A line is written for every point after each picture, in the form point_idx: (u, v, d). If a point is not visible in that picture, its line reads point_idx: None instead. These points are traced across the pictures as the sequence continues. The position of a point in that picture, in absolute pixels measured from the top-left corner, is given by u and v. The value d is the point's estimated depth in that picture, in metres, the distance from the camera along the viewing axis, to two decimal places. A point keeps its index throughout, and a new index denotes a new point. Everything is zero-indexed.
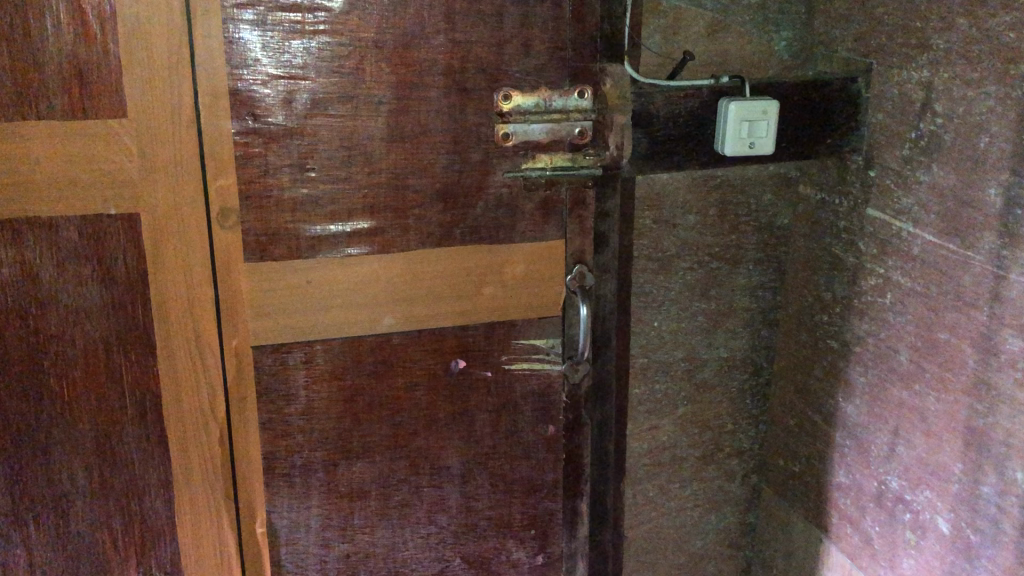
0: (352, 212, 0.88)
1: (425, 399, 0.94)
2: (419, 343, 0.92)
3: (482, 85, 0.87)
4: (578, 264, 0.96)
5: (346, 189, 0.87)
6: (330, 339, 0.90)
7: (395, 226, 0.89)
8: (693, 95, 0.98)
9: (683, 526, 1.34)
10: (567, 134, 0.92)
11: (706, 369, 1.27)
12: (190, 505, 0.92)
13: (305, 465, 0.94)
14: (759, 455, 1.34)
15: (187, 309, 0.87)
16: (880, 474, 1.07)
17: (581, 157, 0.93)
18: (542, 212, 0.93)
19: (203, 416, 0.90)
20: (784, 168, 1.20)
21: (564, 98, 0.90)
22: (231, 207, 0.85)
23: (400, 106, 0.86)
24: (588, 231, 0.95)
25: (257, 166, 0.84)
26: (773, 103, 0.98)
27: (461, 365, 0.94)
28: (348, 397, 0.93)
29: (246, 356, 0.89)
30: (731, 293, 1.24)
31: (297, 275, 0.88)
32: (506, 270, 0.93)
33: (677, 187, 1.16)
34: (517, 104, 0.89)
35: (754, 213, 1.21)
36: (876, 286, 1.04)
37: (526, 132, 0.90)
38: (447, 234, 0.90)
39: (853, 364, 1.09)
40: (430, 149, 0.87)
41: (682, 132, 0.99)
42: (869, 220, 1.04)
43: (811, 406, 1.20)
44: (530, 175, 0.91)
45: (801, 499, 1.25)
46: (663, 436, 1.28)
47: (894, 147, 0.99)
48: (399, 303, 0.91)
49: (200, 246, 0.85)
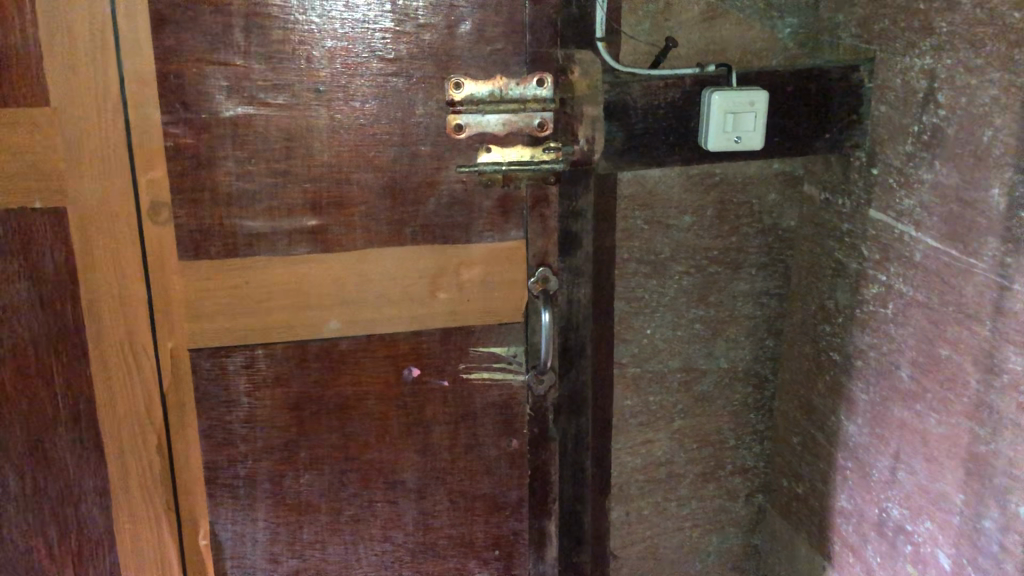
0: (293, 210, 0.82)
1: (377, 409, 0.89)
2: (369, 350, 0.87)
3: (433, 73, 0.81)
4: (542, 267, 0.90)
5: (287, 184, 0.82)
6: (272, 343, 0.85)
7: (340, 223, 0.83)
8: (674, 85, 0.90)
9: (681, 547, 1.26)
10: (525, 127, 0.85)
11: (704, 381, 1.19)
12: (130, 513, 0.88)
13: (249, 475, 0.89)
14: (765, 473, 1.25)
15: (120, 309, 0.82)
16: (881, 501, 0.98)
17: (541, 152, 0.86)
18: (501, 210, 0.87)
19: (140, 422, 0.86)
20: (789, 165, 1.11)
21: (522, 86, 0.84)
22: (163, 202, 0.80)
23: (343, 95, 0.80)
24: (553, 231, 0.89)
25: (190, 158, 0.79)
26: (761, 94, 0.90)
27: (414, 373, 0.89)
28: (293, 404, 0.87)
29: (183, 359, 0.85)
30: (732, 300, 1.16)
31: (234, 274, 0.83)
32: (463, 273, 0.87)
33: (670, 185, 1.08)
34: (468, 94, 0.82)
35: (757, 214, 1.13)
36: (877, 295, 0.95)
37: (480, 123, 0.84)
38: (397, 232, 0.84)
39: (855, 380, 1.00)
40: (376, 141, 0.82)
41: (662, 126, 0.91)
42: (872, 222, 0.95)
43: (814, 423, 1.11)
44: (485, 170, 0.84)
45: (805, 522, 1.16)
46: (658, 450, 1.20)
47: (896, 142, 0.90)
48: (344, 306, 0.86)
49: (133, 243, 0.81)
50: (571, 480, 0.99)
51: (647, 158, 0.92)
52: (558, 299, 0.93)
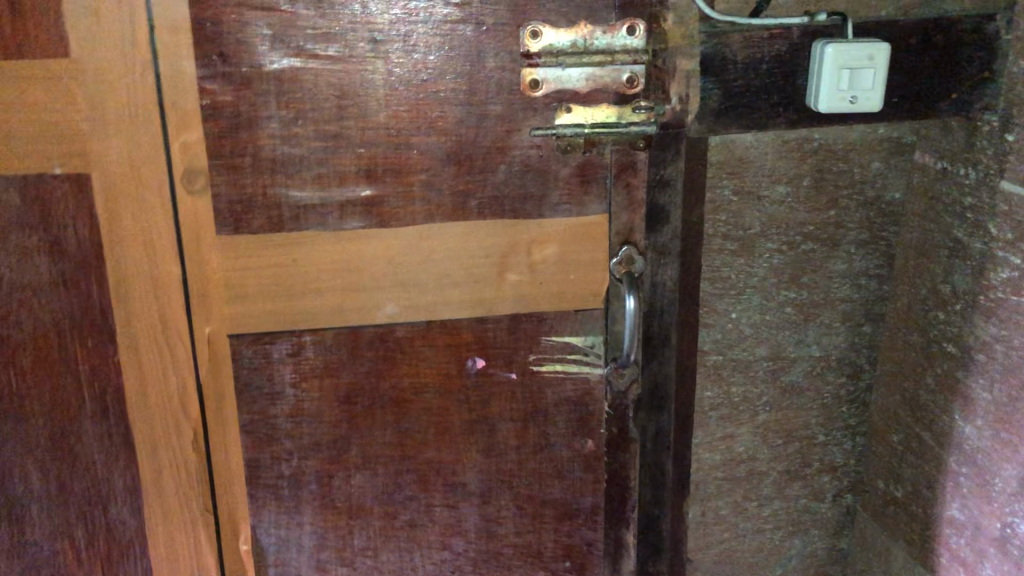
0: (345, 178, 0.76)
1: (437, 403, 0.84)
2: (428, 339, 0.82)
3: (504, 15, 0.74)
4: (627, 245, 0.83)
5: (338, 152, 0.75)
6: (324, 328, 0.80)
7: (397, 193, 0.77)
8: (780, 36, 0.78)
9: (761, 550, 1.15)
10: (613, 83, 0.78)
11: (793, 371, 1.07)
12: (162, 507, 0.83)
13: (296, 474, 0.84)
14: (855, 470, 1.13)
15: (152, 288, 0.77)
16: (1005, 513, 0.86)
17: (630, 111, 0.79)
18: (580, 179, 0.80)
19: (172, 409, 0.80)
20: (895, 131, 0.99)
21: (609, 35, 0.77)
22: (198, 167, 0.74)
23: (415, 50, 0.73)
24: (640, 203, 0.82)
25: (227, 119, 0.73)
26: (883, 47, 0.78)
27: (479, 365, 0.83)
28: (346, 396, 0.82)
29: (220, 343, 0.79)
30: (827, 281, 1.04)
31: (284, 248, 0.77)
32: (535, 253, 0.81)
33: (763, 151, 0.97)
34: (546, 44, 0.75)
35: (858, 184, 1.00)
36: (1009, 280, 0.83)
37: (560, 78, 0.77)
38: (461, 203, 0.78)
39: (974, 374, 0.88)
40: (440, 97, 0.75)
41: (768, 83, 0.79)
42: (1003, 196, 0.83)
43: (921, 422, 0.98)
44: (564, 133, 0.78)
45: (904, 529, 1.04)
46: (739, 447, 1.09)
47: None
48: (399, 289, 0.80)
49: (166, 220, 0.75)
50: (652, 484, 0.91)
51: (747, 120, 0.80)
52: (642, 281, 0.85)
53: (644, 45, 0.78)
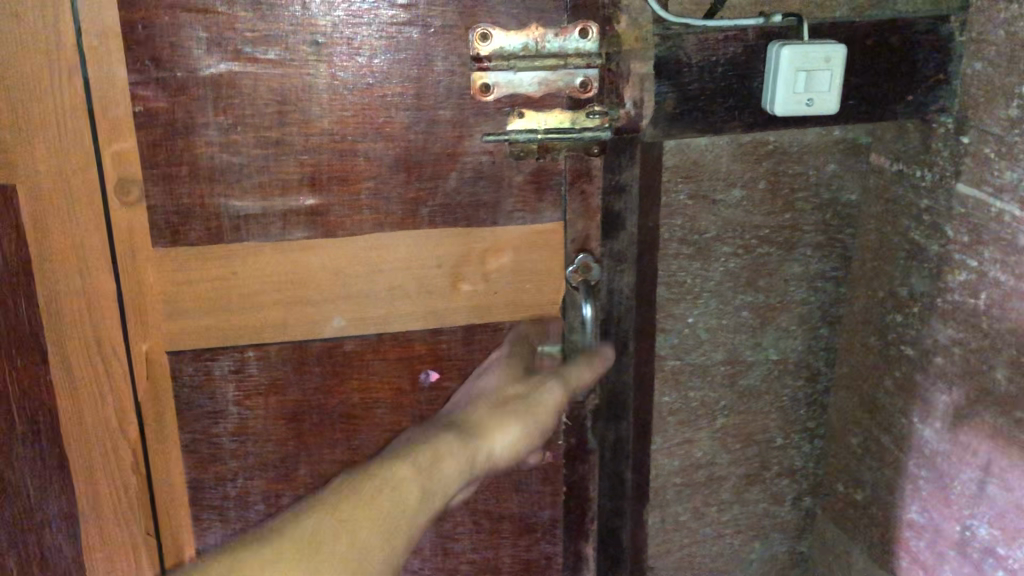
0: (291, 189, 0.75)
1: (388, 418, 0.85)
2: (379, 352, 0.82)
3: (453, 20, 0.73)
4: (584, 253, 0.83)
5: (283, 160, 0.74)
6: (266, 345, 0.80)
7: (344, 203, 0.77)
8: (736, 38, 0.77)
9: (721, 555, 1.14)
10: (567, 87, 0.76)
11: (751, 374, 1.06)
12: (97, 529, 0.83)
13: (240, 495, 0.85)
14: (814, 474, 1.13)
15: (86, 304, 0.76)
16: (964, 517, 0.86)
17: (584, 117, 0.78)
18: (534, 185, 0.80)
19: (110, 426, 0.80)
20: (851, 132, 0.98)
21: (561, 38, 0.75)
22: (133, 178, 0.73)
23: (364, 52, 0.72)
24: (596, 211, 0.83)
25: (162, 126, 0.71)
26: (840, 48, 0.76)
27: (432, 378, 0.84)
28: (293, 415, 0.83)
29: (158, 359, 0.79)
30: (784, 284, 1.03)
31: (225, 265, 0.77)
32: (489, 262, 0.81)
33: (718, 154, 0.95)
34: (497, 47, 0.74)
35: (814, 187, 0.99)
36: (965, 283, 0.82)
37: (511, 82, 0.76)
38: (412, 213, 0.78)
39: (931, 377, 0.88)
40: (386, 100, 0.74)
41: (721, 86, 0.78)
42: (959, 198, 0.82)
43: (879, 424, 0.98)
44: (517, 139, 0.77)
45: (864, 532, 1.04)
46: (699, 451, 1.08)
47: (995, 105, 0.77)
48: (347, 300, 0.80)
49: (98, 238, 0.74)
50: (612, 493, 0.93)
51: (703, 123, 0.79)
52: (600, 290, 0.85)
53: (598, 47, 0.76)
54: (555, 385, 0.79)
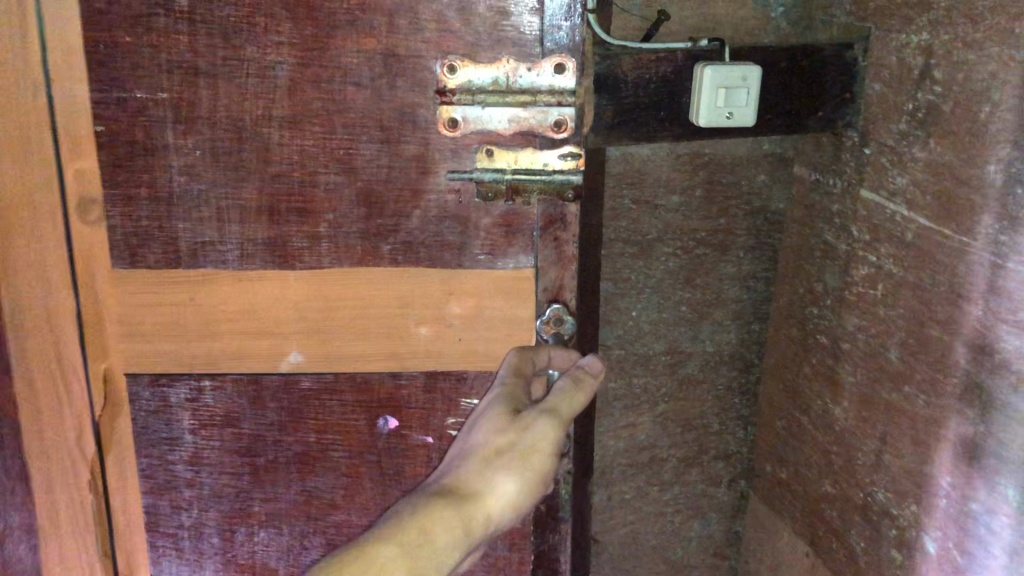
0: (247, 213, 0.66)
1: (346, 464, 0.72)
2: (336, 392, 0.71)
3: (416, 45, 0.62)
4: (553, 304, 0.68)
5: (242, 183, 0.65)
6: (224, 376, 0.70)
7: (302, 234, 0.67)
8: (665, 59, 0.89)
9: (663, 532, 1.25)
10: (541, 127, 0.64)
11: (690, 364, 1.17)
12: (54, 551, 0.75)
13: (195, 525, 0.75)
14: (748, 459, 1.23)
15: (44, 325, 0.69)
16: (866, 485, 0.96)
17: (557, 159, 0.64)
18: (502, 229, 0.67)
19: (69, 458, 0.72)
20: (778, 146, 1.09)
21: (532, 74, 0.63)
22: (94, 190, 0.66)
23: (337, 76, 0.63)
24: (571, 258, 0.67)
25: (121, 141, 0.65)
26: (755, 69, 0.88)
27: (390, 424, 0.71)
28: (246, 449, 0.72)
29: (117, 388, 0.71)
30: (719, 283, 1.14)
31: (177, 284, 0.68)
32: (460, 303, 0.68)
33: (658, 163, 1.07)
34: (464, 82, 0.63)
35: (747, 196, 1.11)
36: (867, 277, 0.94)
37: (480, 119, 0.64)
38: (373, 247, 0.67)
39: (842, 362, 0.99)
40: (347, 133, 0.64)
41: (653, 100, 0.90)
42: (863, 202, 0.94)
43: (799, 407, 1.09)
44: (484, 179, 0.65)
45: (787, 508, 1.14)
46: (642, 434, 1.19)
47: (889, 122, 0.89)
48: (309, 339, 0.69)
49: (57, 251, 0.67)
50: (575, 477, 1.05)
51: (637, 133, 0.91)
52: None
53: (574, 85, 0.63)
54: (547, 417, 0.60)
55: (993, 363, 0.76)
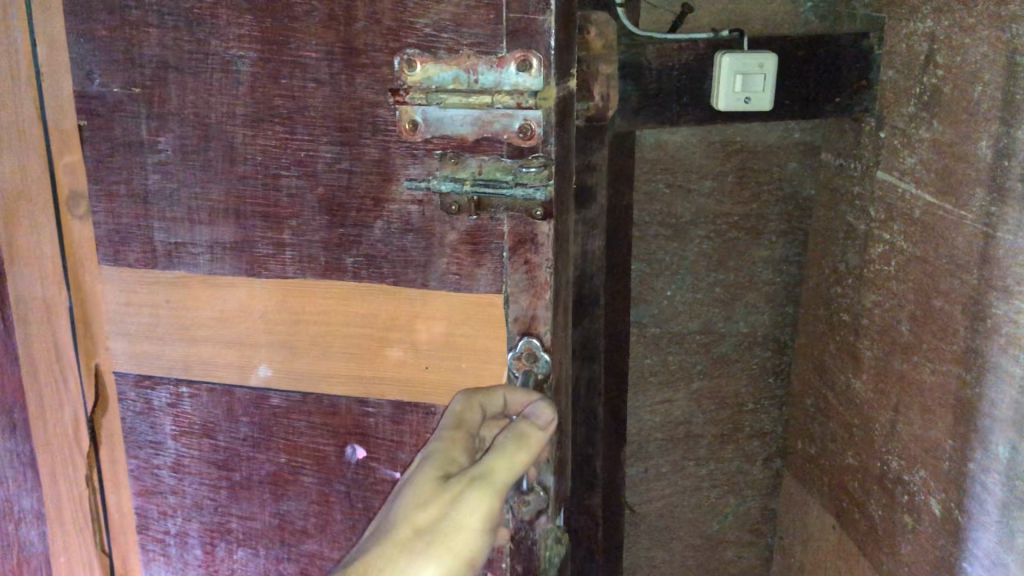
0: (214, 220, 0.74)
1: (315, 489, 0.80)
2: (303, 413, 0.78)
3: (374, 42, 0.65)
4: (526, 337, 0.68)
5: (209, 195, 0.73)
6: (197, 384, 0.80)
7: (268, 241, 0.73)
8: (687, 48, 0.96)
9: (700, 506, 1.30)
10: (504, 133, 0.63)
11: (724, 344, 1.22)
12: (62, 531, 0.90)
13: (181, 534, 0.87)
14: (783, 438, 1.28)
15: (47, 315, 0.81)
16: (882, 454, 1.01)
17: (521, 169, 0.63)
18: (469, 249, 0.68)
19: (68, 437, 0.86)
20: (810, 135, 1.13)
21: (492, 70, 0.62)
22: (80, 192, 0.77)
23: (297, 72, 0.67)
24: (544, 286, 0.67)
25: (104, 143, 0.74)
26: (771, 56, 0.95)
27: (358, 454, 0.77)
28: (224, 465, 0.82)
29: (107, 376, 0.83)
30: (751, 266, 1.19)
31: (155, 290, 0.77)
32: (419, 329, 0.72)
33: (691, 150, 1.13)
34: (423, 78, 0.64)
35: (778, 182, 1.16)
36: (882, 253, 0.99)
37: (442, 120, 0.65)
38: (336, 260, 0.71)
39: (862, 337, 1.04)
40: (308, 134, 0.69)
41: (675, 87, 0.97)
42: (879, 183, 0.99)
43: (827, 384, 1.14)
44: (440, 186, 0.66)
45: (817, 483, 1.19)
46: (677, 410, 1.25)
47: (900, 105, 0.94)
48: (277, 345, 0.76)
49: (54, 253, 0.79)
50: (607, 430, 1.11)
51: (661, 117, 0.98)
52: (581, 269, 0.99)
53: (540, 81, 0.61)
54: (475, 490, 0.54)
55: (986, 328, 0.80)
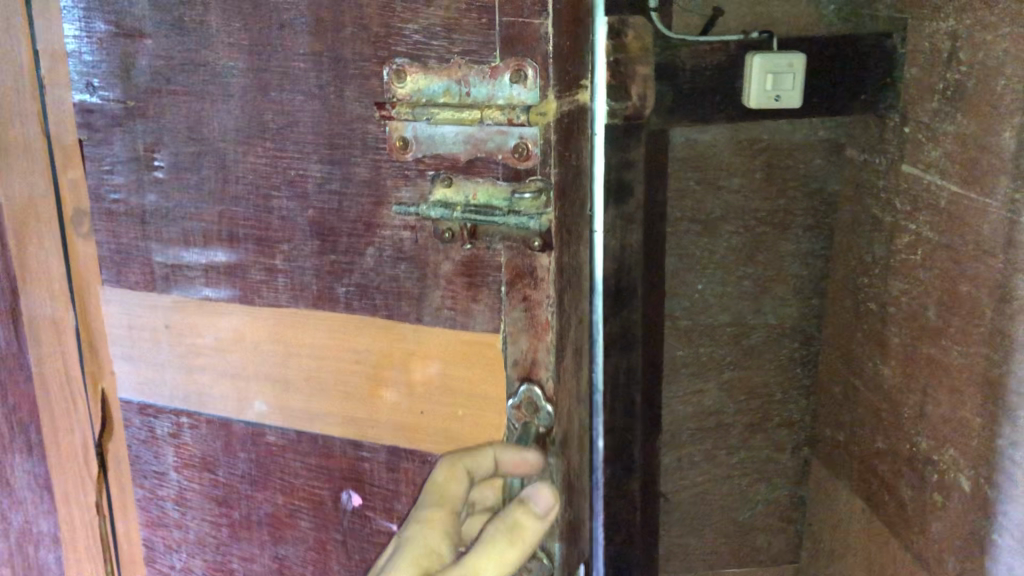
0: (208, 240, 0.69)
1: (312, 536, 0.73)
2: (299, 452, 0.72)
3: (363, 51, 0.58)
4: (526, 384, 0.59)
5: (201, 212, 0.69)
6: (208, 415, 0.75)
7: (261, 267, 0.68)
8: (719, 49, 1.01)
9: (731, 494, 1.34)
10: (499, 152, 0.55)
11: (753, 335, 1.27)
12: (77, 558, 0.89)
13: (185, 568, 0.82)
14: (811, 427, 1.32)
15: (57, 332, 0.80)
16: (911, 436, 1.05)
17: (516, 196, 0.55)
18: (466, 279, 0.60)
19: (79, 460, 0.84)
20: (834, 133, 1.18)
21: (484, 81, 0.54)
22: (82, 209, 0.74)
23: (286, 84, 0.61)
24: (545, 326, 0.57)
25: (104, 159, 0.71)
26: (800, 56, 1.00)
27: (354, 502, 0.70)
28: (223, 501, 0.77)
29: (112, 399, 0.80)
30: (779, 260, 1.24)
31: (155, 313, 0.74)
32: (414, 368, 0.64)
33: (721, 148, 1.17)
34: (415, 88, 0.57)
35: (804, 178, 1.20)
36: (908, 243, 1.03)
37: (435, 139, 0.57)
38: (328, 289, 0.65)
39: (890, 325, 1.08)
40: (298, 152, 0.63)
41: (707, 87, 1.02)
42: (905, 176, 1.03)
43: (855, 372, 1.18)
44: (432, 212, 0.58)
45: (846, 468, 1.23)
46: (708, 400, 1.29)
47: (925, 101, 0.98)
48: (270, 380, 0.71)
49: (60, 273, 0.77)
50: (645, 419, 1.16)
51: (694, 115, 1.03)
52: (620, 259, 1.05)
53: (535, 97, 0.53)
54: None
55: (1013, 310, 0.84)
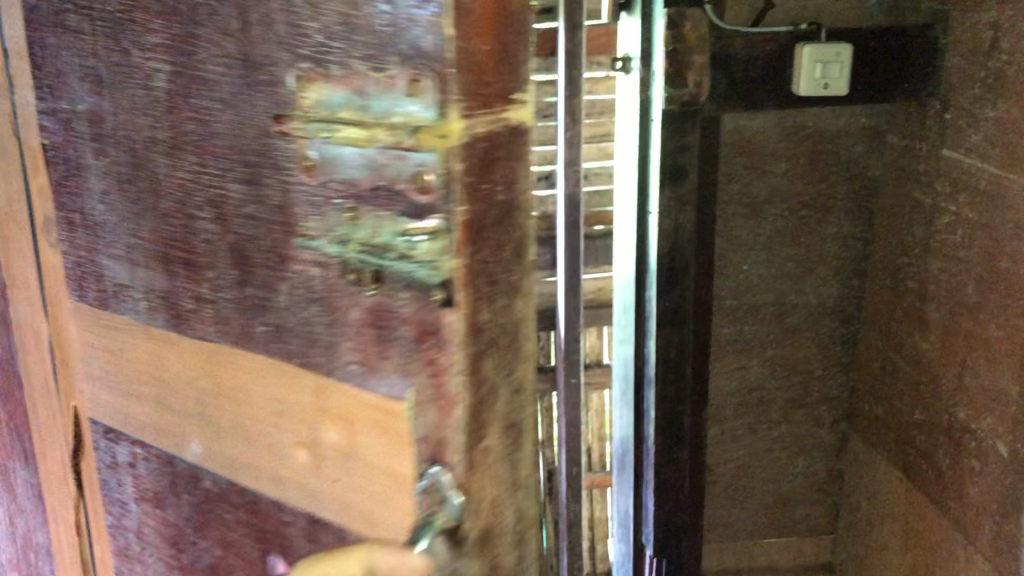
0: (97, 243, 0.58)
1: None
2: (195, 503, 0.58)
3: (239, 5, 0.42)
4: (432, 469, 0.42)
5: (83, 214, 0.58)
6: (147, 446, 0.60)
7: (152, 277, 0.55)
8: (771, 40, 1.07)
9: (771, 466, 1.40)
10: (401, 181, 0.37)
11: (795, 314, 1.32)
12: None
13: None
14: (849, 403, 1.37)
15: None
16: (950, 407, 1.11)
17: (410, 235, 0.38)
18: (369, 331, 0.42)
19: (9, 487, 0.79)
20: (874, 119, 1.23)
21: (387, 96, 0.37)
22: (51, 217, 0.61)
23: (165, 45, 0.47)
24: (455, 402, 0.41)
25: None
26: (847, 46, 1.06)
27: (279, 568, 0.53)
28: (174, 540, 0.61)
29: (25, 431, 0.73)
30: (820, 242, 1.29)
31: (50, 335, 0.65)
32: (308, 428, 0.48)
33: (767, 134, 1.23)
34: (313, 99, 0.40)
35: (845, 163, 1.26)
36: (948, 223, 1.09)
37: (333, 157, 0.40)
38: (215, 313, 0.51)
39: (929, 302, 1.14)
40: (177, 137, 0.49)
41: (759, 75, 1.08)
42: (945, 160, 1.09)
43: (894, 348, 1.24)
44: (326, 253, 0.42)
45: (884, 441, 1.29)
46: (751, 376, 1.35)
47: (966, 89, 1.04)
48: (167, 415, 0.57)
49: None
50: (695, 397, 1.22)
51: (746, 102, 1.09)
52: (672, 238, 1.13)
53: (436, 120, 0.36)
54: None
55: None
